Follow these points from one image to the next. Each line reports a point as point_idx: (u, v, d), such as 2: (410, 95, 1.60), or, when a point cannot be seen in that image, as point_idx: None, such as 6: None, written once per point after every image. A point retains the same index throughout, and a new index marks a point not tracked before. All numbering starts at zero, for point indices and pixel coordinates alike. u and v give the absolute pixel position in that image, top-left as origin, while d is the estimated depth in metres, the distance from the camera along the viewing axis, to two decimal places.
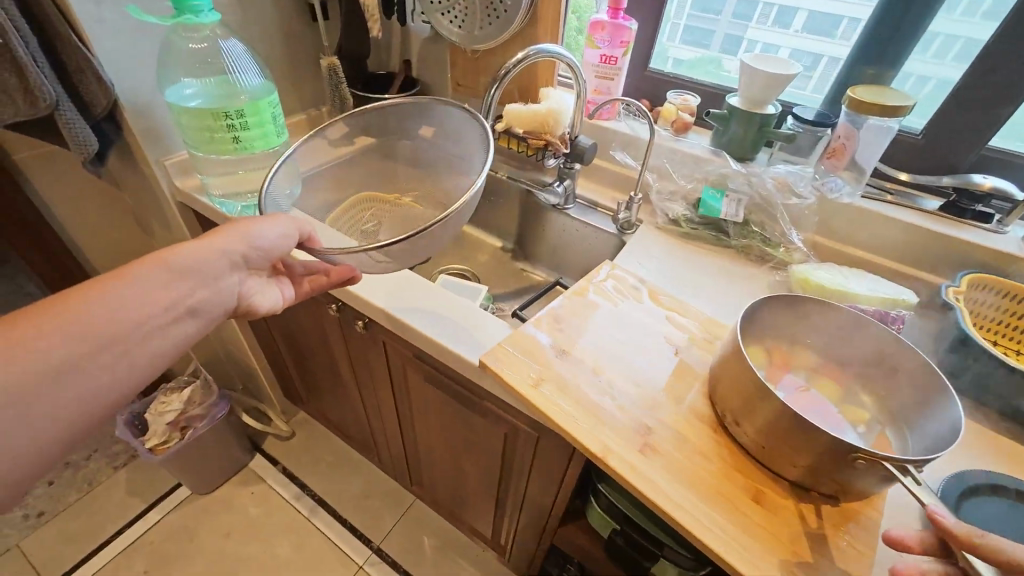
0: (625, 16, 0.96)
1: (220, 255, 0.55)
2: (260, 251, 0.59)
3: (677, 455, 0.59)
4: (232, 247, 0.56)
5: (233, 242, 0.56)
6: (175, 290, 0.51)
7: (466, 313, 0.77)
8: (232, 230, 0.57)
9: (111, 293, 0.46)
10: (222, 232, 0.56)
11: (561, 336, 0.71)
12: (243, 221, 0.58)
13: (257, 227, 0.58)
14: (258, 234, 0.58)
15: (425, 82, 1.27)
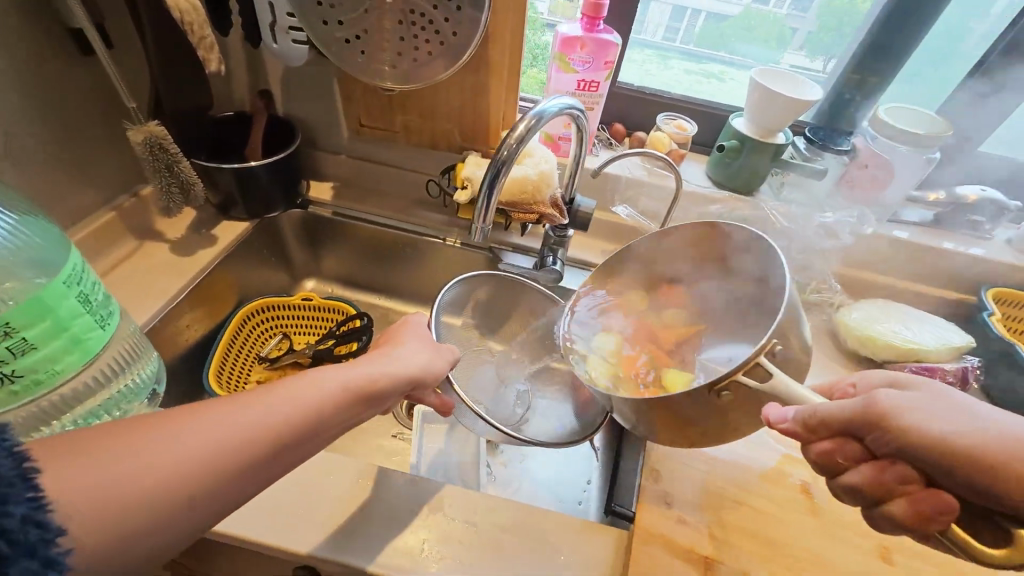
0: (604, 28, 0.71)
1: (378, 390, 0.45)
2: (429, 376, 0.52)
3: None
4: (407, 368, 0.49)
5: (391, 379, 0.47)
6: (317, 416, 0.40)
7: (537, 523, 0.54)
8: (382, 362, 0.48)
9: (272, 402, 0.38)
10: (383, 363, 0.48)
11: (688, 533, 0.52)
12: (404, 351, 0.51)
13: (415, 361, 0.50)
14: (421, 348, 0.52)
15: (305, 121, 0.86)
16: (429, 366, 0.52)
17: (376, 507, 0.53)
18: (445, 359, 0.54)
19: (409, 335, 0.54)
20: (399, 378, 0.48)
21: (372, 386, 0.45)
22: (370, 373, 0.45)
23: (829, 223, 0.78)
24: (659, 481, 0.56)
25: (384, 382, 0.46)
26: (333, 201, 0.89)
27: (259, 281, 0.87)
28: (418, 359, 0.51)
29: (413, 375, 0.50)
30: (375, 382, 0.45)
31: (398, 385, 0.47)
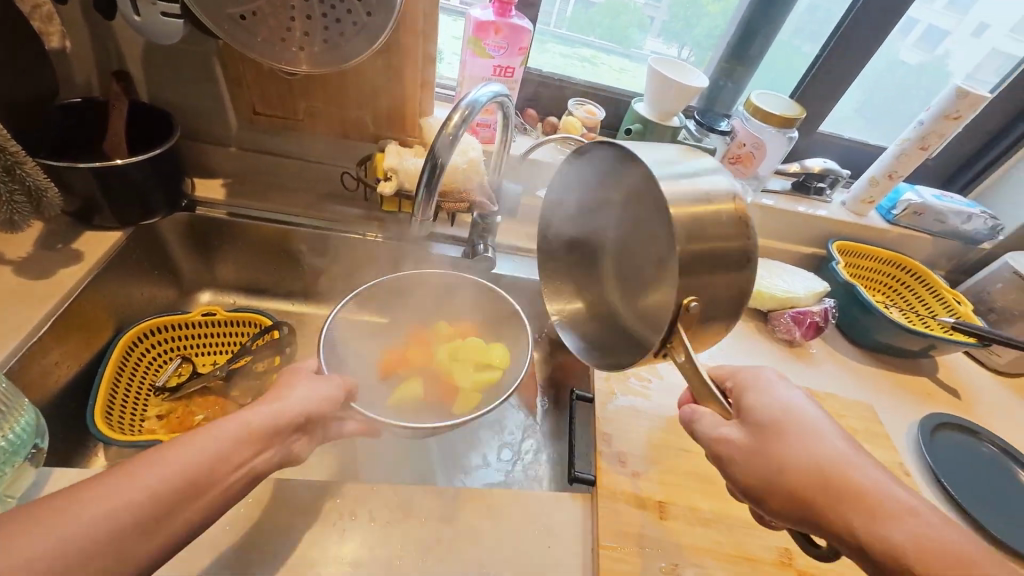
0: (515, 13, 0.72)
1: (284, 424, 0.44)
2: (321, 414, 0.49)
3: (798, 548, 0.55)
4: (295, 407, 0.46)
5: (295, 411, 0.46)
6: (223, 460, 0.38)
7: (505, 501, 0.55)
8: (284, 398, 0.46)
9: (166, 456, 0.36)
10: (285, 398, 0.46)
11: (641, 484, 0.57)
12: (306, 386, 0.50)
13: (318, 392, 0.49)
14: (324, 381, 0.51)
15: (181, 109, 0.74)
16: (322, 407, 0.49)
17: (339, 526, 0.49)
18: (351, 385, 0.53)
19: (291, 381, 0.50)
20: (304, 408, 0.47)
21: (252, 430, 0.41)
22: (251, 419, 0.42)
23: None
24: (611, 443, 0.61)
25: (267, 424, 0.43)
26: (226, 200, 0.78)
27: (142, 299, 0.74)
28: (322, 390, 0.50)
29: (302, 413, 0.46)
30: (277, 417, 0.44)
31: (302, 415, 0.46)
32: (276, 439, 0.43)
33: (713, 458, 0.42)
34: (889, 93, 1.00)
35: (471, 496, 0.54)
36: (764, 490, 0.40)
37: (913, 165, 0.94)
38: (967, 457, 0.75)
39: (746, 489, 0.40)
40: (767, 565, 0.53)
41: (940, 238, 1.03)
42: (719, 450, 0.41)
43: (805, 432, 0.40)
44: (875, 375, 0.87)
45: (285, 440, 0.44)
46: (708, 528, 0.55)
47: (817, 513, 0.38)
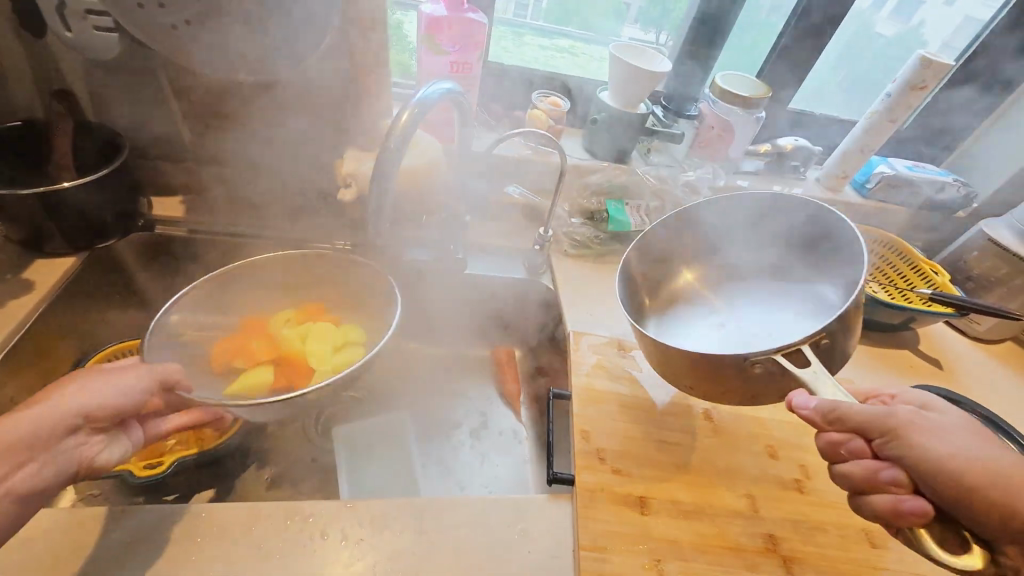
0: (468, 8, 0.70)
1: (48, 442, 0.38)
2: (115, 412, 0.42)
3: (782, 535, 0.55)
4: (77, 407, 0.40)
5: (56, 428, 0.39)
6: None
7: (481, 508, 0.53)
8: (47, 410, 0.39)
9: None
10: (43, 410, 0.39)
11: (622, 480, 0.56)
12: (77, 385, 0.41)
13: (92, 397, 0.41)
14: (110, 382, 0.42)
15: (131, 127, 0.71)
16: (118, 406, 0.42)
17: (311, 546, 0.48)
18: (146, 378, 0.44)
19: (90, 370, 0.43)
20: (66, 420, 0.39)
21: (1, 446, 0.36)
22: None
23: (692, 181, 0.90)
24: (590, 440, 0.60)
25: (22, 438, 0.37)
26: (186, 218, 0.76)
27: (105, 325, 0.71)
28: (96, 391, 0.41)
29: (86, 413, 0.40)
30: (31, 441, 0.37)
31: (68, 426, 0.39)
32: (41, 449, 0.38)
33: (898, 442, 0.40)
34: (859, 66, 0.99)
35: (446, 505, 0.53)
36: (963, 474, 0.38)
37: (883, 137, 0.93)
38: None
39: (936, 477, 0.38)
40: (751, 554, 0.52)
41: (915, 209, 1.03)
42: (907, 434, 0.40)
43: (978, 434, 0.42)
44: (856, 352, 0.87)
45: (53, 460, 0.38)
46: (690, 521, 0.54)
47: (1012, 499, 0.38)
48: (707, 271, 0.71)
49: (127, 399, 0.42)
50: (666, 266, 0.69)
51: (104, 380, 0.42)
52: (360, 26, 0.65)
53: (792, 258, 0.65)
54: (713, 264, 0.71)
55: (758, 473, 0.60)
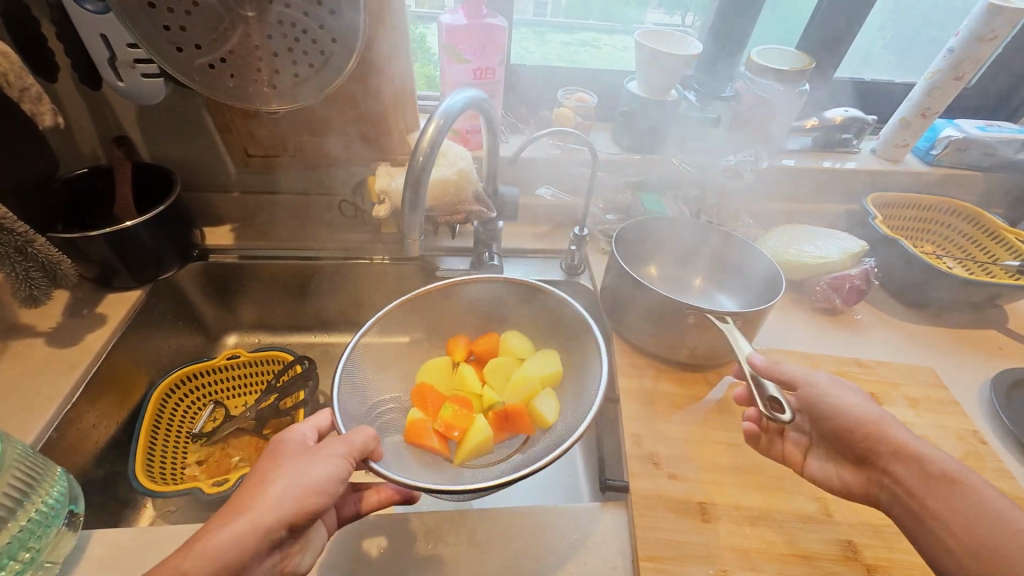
0: (487, 13, 0.69)
1: (266, 536, 0.37)
2: (315, 510, 0.39)
3: (858, 542, 0.50)
4: (277, 516, 0.38)
5: (268, 523, 0.37)
6: None
7: (535, 522, 0.52)
8: (269, 502, 0.38)
9: None
10: (256, 505, 0.38)
11: (679, 485, 0.54)
12: (279, 483, 0.39)
13: (299, 491, 0.39)
14: (320, 470, 0.40)
15: (181, 165, 0.76)
16: (320, 501, 0.39)
17: (370, 560, 0.49)
18: (342, 465, 0.42)
19: (291, 458, 0.42)
20: (277, 516, 0.38)
21: (225, 552, 0.36)
22: (212, 548, 0.36)
23: (733, 165, 0.85)
24: (641, 445, 0.57)
25: (248, 538, 0.36)
26: (236, 245, 0.80)
27: (171, 350, 0.76)
28: (301, 484, 0.39)
29: (290, 522, 0.38)
30: (256, 535, 0.37)
31: (280, 521, 0.38)
32: (259, 554, 0.37)
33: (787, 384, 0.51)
34: (915, 23, 0.90)
35: (499, 518, 0.52)
36: (850, 415, 0.48)
37: (948, 99, 0.85)
38: None
39: (832, 415, 0.49)
40: (827, 563, 0.48)
41: (990, 172, 0.93)
42: (812, 387, 0.50)
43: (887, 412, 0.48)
44: (933, 335, 0.80)
45: (271, 546, 0.38)
46: (755, 527, 0.51)
47: (894, 444, 0.45)
48: (659, 272, 0.76)
49: (329, 484, 0.40)
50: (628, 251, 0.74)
51: (310, 464, 0.41)
52: (383, 45, 0.66)
53: (729, 265, 0.73)
54: (662, 269, 0.77)
55: None
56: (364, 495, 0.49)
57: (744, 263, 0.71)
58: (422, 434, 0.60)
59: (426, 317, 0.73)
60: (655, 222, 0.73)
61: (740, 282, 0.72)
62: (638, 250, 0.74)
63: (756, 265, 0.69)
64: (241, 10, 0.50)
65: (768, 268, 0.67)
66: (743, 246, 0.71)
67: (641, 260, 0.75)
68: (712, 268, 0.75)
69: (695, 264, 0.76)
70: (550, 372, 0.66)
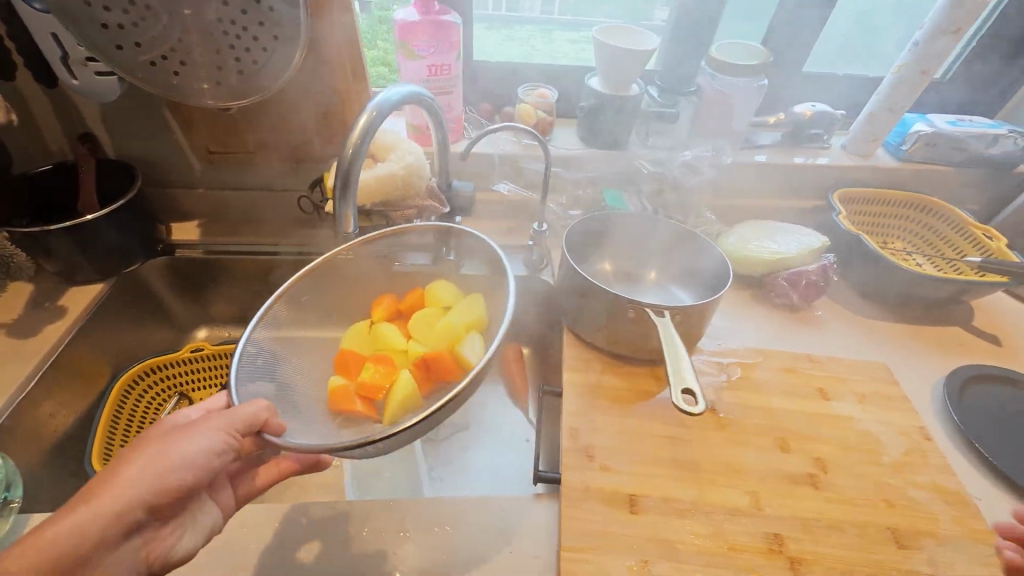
0: (441, 10, 0.70)
1: (127, 514, 0.36)
2: (182, 485, 0.38)
3: (784, 535, 0.51)
4: (139, 494, 0.37)
5: (128, 501, 0.36)
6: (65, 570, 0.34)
7: (467, 512, 0.53)
8: (129, 480, 0.37)
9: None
10: (116, 484, 0.36)
11: (611, 477, 0.54)
12: (147, 460, 0.38)
13: (164, 470, 0.38)
14: (194, 447, 0.39)
15: (146, 162, 0.78)
16: (186, 478, 0.38)
17: (301, 542, 0.50)
18: (218, 440, 0.40)
19: (165, 433, 0.40)
20: (141, 493, 0.37)
21: (81, 531, 0.35)
22: (68, 524, 0.35)
23: (690, 161, 0.85)
24: (578, 438, 0.58)
25: (105, 515, 0.35)
26: (202, 240, 0.82)
27: (136, 342, 0.78)
28: (168, 462, 0.38)
29: (152, 499, 0.37)
30: (114, 512, 0.36)
31: (143, 497, 0.37)
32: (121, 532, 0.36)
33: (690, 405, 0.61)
34: (886, 16, 0.89)
35: (431, 506, 0.53)
36: None
37: (915, 93, 0.84)
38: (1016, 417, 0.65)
39: None
40: (749, 555, 0.49)
41: (962, 168, 0.92)
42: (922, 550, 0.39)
43: None
44: (895, 332, 0.79)
45: (134, 524, 0.37)
46: (683, 520, 0.51)
47: None
48: (615, 267, 0.76)
49: (202, 459, 0.39)
50: (582, 247, 0.74)
51: (183, 439, 0.39)
52: (335, 43, 0.67)
53: (682, 258, 0.74)
54: (616, 264, 0.77)
55: (765, 469, 0.56)
56: (258, 472, 0.48)
57: (696, 255, 0.71)
58: (342, 396, 0.57)
59: (343, 282, 0.68)
60: (606, 217, 0.73)
61: (693, 275, 0.72)
62: (593, 246, 0.75)
63: (707, 257, 0.69)
64: (180, 8, 0.51)
65: (719, 260, 0.67)
66: (694, 240, 0.71)
67: (595, 256, 0.75)
68: (666, 262, 0.75)
69: (649, 258, 0.76)
70: (473, 318, 0.64)
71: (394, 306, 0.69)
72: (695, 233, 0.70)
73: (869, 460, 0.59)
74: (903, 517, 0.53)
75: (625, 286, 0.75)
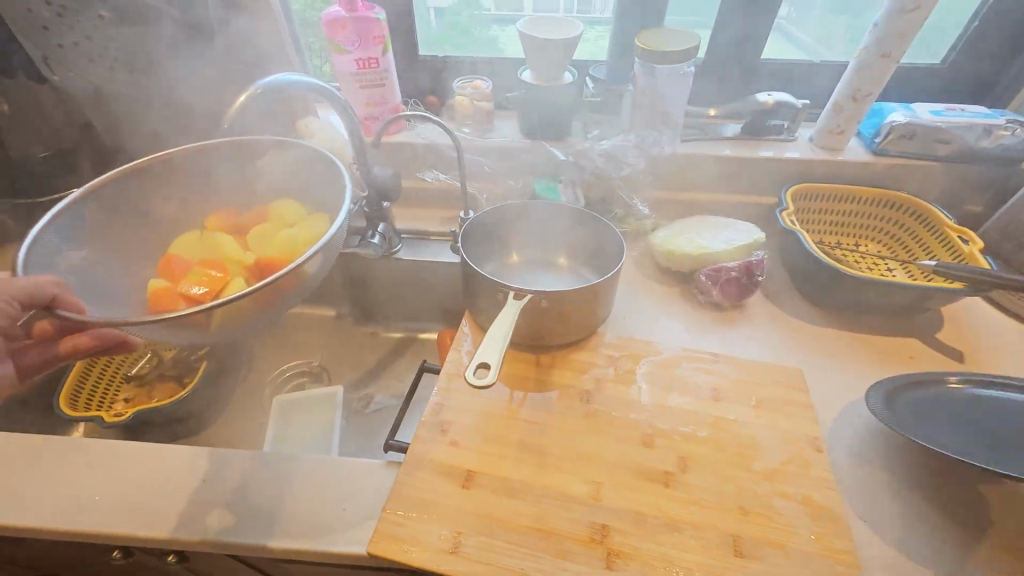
0: (366, 6, 0.75)
1: None
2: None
3: (610, 528, 0.49)
4: None
5: None
6: None
7: (316, 470, 0.56)
8: None
9: None
10: None
11: (455, 452, 0.55)
12: None
13: None
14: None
15: None
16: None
17: (166, 478, 0.56)
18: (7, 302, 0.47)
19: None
20: None
21: None
22: None
23: (612, 150, 0.84)
24: (438, 413, 0.60)
25: None
26: None
27: None
28: None
29: None
30: None
31: None
32: None
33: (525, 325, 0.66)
34: None
35: (287, 461, 0.57)
36: None
37: (882, 78, 0.76)
38: (959, 425, 0.57)
39: None
40: (566, 542, 0.48)
41: (952, 163, 0.81)
42: None
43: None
44: (836, 340, 0.72)
45: None
46: (511, 500, 0.51)
47: None
48: (523, 257, 0.77)
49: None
50: (493, 234, 0.75)
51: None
52: None
53: (583, 244, 0.76)
54: (525, 254, 0.78)
55: (618, 463, 0.55)
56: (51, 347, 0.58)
57: (598, 240, 0.73)
58: (161, 297, 0.54)
59: (173, 187, 0.64)
60: (514, 207, 0.74)
61: (597, 259, 0.74)
62: (505, 233, 0.76)
63: (604, 240, 0.72)
64: None
65: (617, 243, 0.69)
66: (594, 225, 0.72)
67: (506, 244, 0.77)
68: (570, 249, 0.77)
69: (556, 246, 0.78)
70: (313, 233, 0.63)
71: (231, 222, 0.67)
72: (593, 217, 0.72)
73: (740, 466, 0.55)
74: (751, 527, 0.49)
75: (534, 271, 0.76)
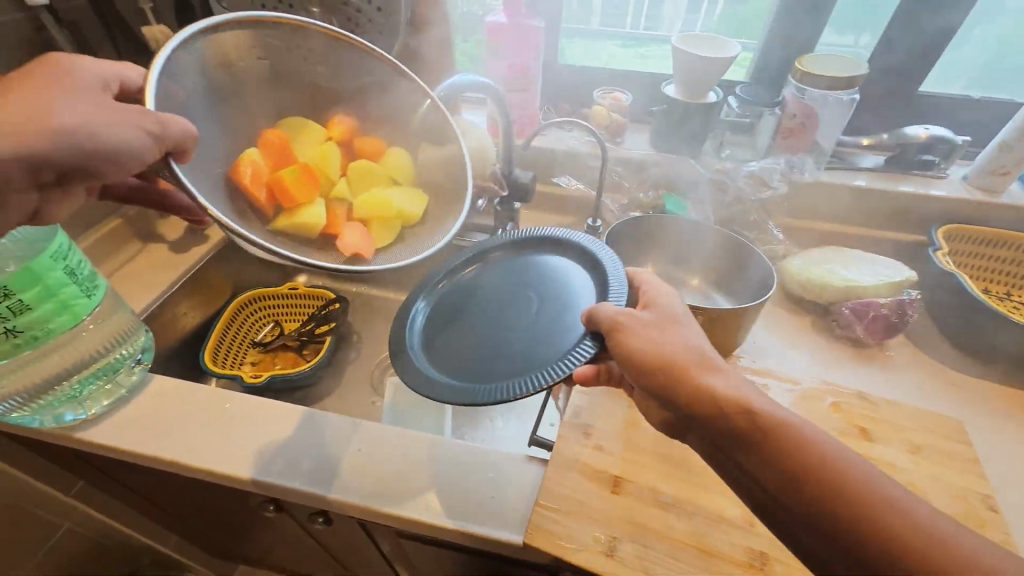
0: (528, 15, 0.78)
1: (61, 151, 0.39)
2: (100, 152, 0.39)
3: (770, 556, 0.48)
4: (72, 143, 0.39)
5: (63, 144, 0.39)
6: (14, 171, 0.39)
7: (463, 456, 0.57)
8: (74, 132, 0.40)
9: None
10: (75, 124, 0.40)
11: (601, 457, 0.56)
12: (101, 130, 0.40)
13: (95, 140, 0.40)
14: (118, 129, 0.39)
15: None
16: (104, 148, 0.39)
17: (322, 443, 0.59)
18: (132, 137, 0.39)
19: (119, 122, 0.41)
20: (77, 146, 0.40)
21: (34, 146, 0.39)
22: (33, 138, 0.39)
23: (758, 172, 0.82)
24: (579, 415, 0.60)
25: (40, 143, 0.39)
26: None
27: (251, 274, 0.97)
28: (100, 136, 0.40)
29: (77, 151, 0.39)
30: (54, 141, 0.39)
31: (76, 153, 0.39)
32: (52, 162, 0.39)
33: (603, 331, 0.44)
34: None
35: (433, 443, 0.59)
36: None
37: None
38: None
39: None
40: (726, 564, 0.47)
41: None
42: None
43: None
44: (989, 392, 0.68)
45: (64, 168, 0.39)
46: (663, 513, 0.51)
47: None
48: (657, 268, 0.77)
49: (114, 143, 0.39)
50: (629, 245, 0.76)
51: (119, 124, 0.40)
52: None
53: (726, 263, 0.74)
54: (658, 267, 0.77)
55: None
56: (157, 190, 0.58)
57: (743, 262, 0.71)
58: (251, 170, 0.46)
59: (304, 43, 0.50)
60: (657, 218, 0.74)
61: (739, 283, 0.72)
62: (642, 243, 0.76)
63: (752, 263, 0.69)
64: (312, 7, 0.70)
65: (765, 270, 0.66)
66: (741, 247, 0.70)
67: (640, 254, 0.77)
68: (710, 267, 0.76)
69: (692, 262, 0.76)
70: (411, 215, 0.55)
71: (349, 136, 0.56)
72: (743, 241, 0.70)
73: None
74: None
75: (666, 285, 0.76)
